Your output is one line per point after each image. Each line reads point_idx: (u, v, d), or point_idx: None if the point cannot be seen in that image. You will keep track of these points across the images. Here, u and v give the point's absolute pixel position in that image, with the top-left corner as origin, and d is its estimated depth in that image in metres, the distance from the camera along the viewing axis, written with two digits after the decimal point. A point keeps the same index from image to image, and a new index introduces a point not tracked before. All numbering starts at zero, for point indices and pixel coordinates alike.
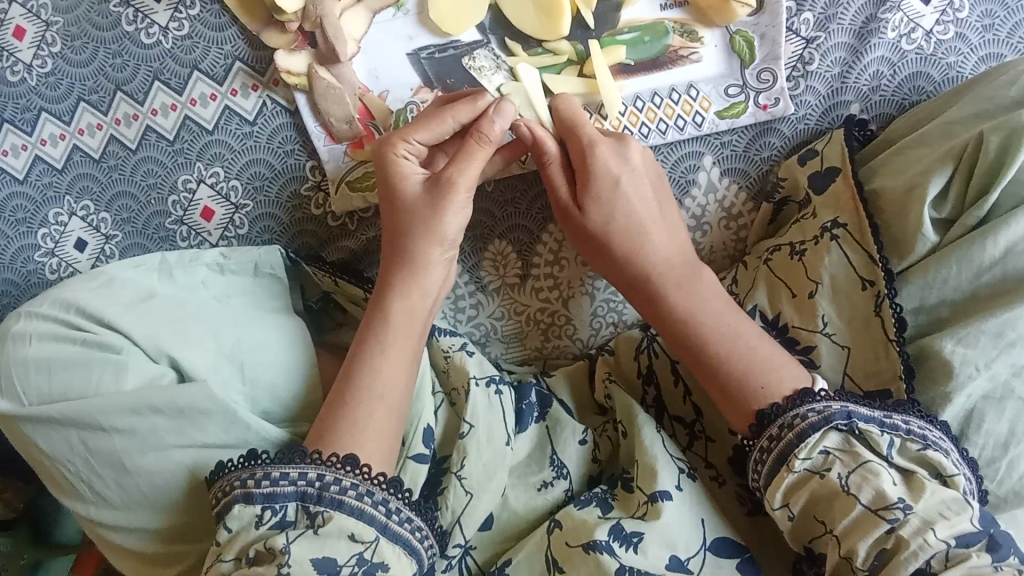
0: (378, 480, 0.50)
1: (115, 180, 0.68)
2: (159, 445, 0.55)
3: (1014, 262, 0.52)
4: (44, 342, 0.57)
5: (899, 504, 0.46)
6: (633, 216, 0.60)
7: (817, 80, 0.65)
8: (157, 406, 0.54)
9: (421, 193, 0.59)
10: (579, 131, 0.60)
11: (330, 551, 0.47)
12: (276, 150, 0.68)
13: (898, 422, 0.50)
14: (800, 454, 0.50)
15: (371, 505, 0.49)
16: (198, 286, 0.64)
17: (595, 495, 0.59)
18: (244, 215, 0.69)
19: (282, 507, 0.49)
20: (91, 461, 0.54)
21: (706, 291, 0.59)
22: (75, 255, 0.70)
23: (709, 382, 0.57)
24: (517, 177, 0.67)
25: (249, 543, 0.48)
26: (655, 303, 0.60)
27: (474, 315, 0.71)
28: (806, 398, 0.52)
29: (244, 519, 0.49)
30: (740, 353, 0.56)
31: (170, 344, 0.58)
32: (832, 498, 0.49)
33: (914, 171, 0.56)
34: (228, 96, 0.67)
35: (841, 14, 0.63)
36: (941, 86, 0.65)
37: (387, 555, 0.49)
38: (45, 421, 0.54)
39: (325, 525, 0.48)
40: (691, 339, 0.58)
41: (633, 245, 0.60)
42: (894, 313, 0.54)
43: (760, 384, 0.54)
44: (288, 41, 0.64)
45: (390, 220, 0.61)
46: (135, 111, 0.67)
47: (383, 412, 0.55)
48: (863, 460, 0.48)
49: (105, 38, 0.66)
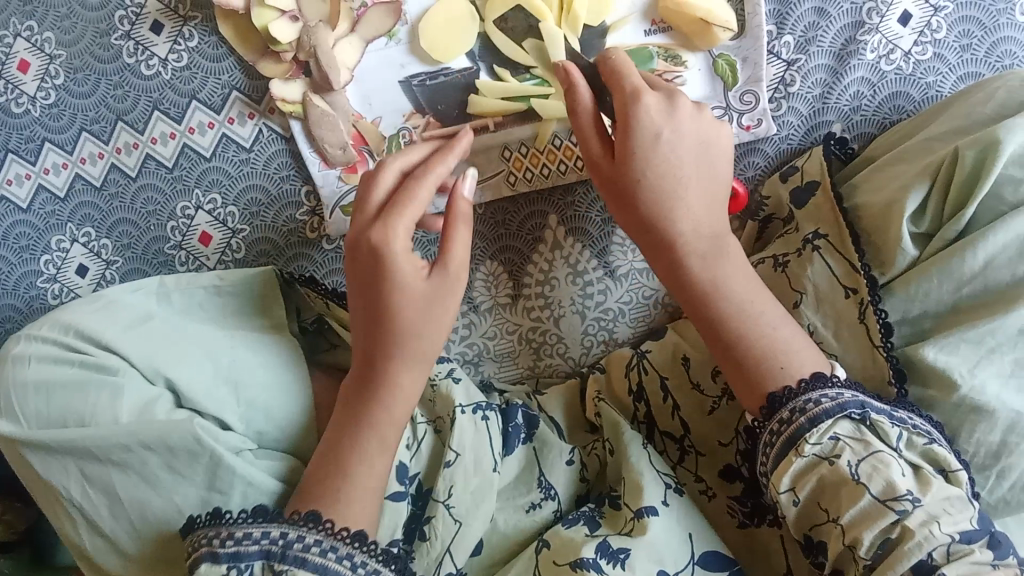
0: (343, 536, 0.51)
1: (115, 207, 0.70)
2: (153, 476, 0.56)
3: (993, 275, 0.53)
4: (42, 364, 0.58)
5: (908, 496, 0.46)
6: (667, 178, 0.56)
7: (798, 101, 0.66)
8: (149, 444, 0.55)
9: (418, 292, 0.56)
10: (624, 82, 0.57)
11: None
12: (272, 175, 0.69)
13: (905, 416, 0.51)
14: (811, 438, 0.50)
15: (335, 561, 0.50)
16: (195, 308, 0.65)
17: (582, 514, 0.59)
18: (240, 239, 0.71)
19: (247, 566, 0.49)
20: (87, 487, 0.56)
21: (732, 265, 0.57)
22: (76, 280, 0.71)
23: (725, 355, 0.56)
24: (508, 200, 0.69)
25: None
26: (677, 268, 0.58)
27: (467, 335, 0.72)
28: (823, 383, 0.52)
29: None
30: (761, 333, 0.55)
31: (166, 365, 0.59)
32: (841, 485, 0.48)
33: (894, 186, 0.57)
34: (226, 124, 0.69)
35: (820, 36, 0.65)
36: (921, 104, 0.66)
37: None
38: (42, 446, 0.55)
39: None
40: (714, 308, 0.56)
41: (664, 206, 0.57)
42: (879, 317, 0.55)
43: (778, 364, 0.54)
44: (283, 70, 0.66)
45: (372, 326, 0.57)
46: (135, 140, 0.69)
47: (371, 498, 0.54)
48: (874, 449, 0.48)
49: (107, 70, 0.68)
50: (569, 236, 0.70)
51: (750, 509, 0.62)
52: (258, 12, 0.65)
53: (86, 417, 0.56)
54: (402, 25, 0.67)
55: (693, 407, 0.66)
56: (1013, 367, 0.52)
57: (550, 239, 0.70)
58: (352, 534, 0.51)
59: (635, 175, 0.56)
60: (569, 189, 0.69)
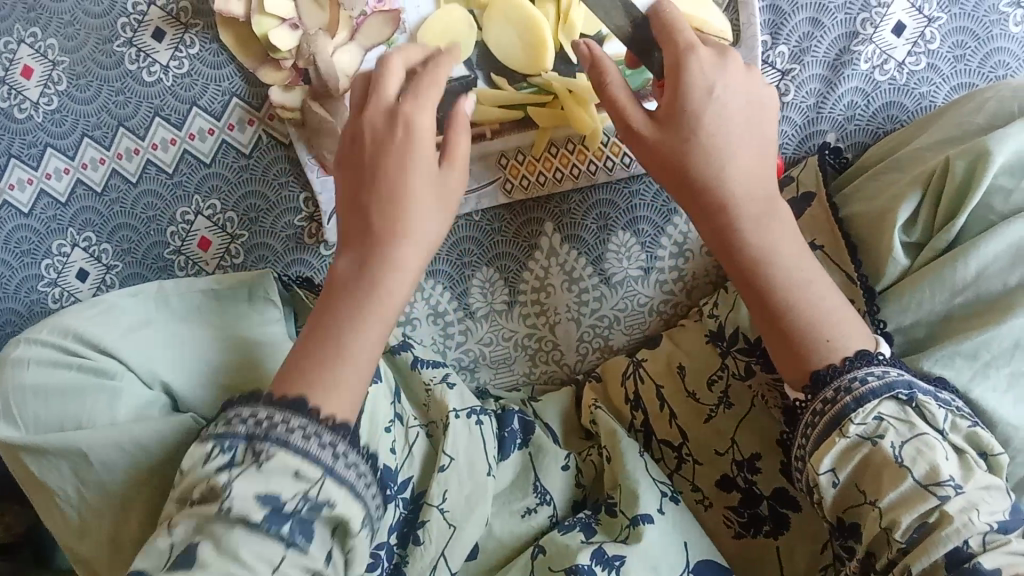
0: (327, 424, 0.48)
1: (116, 212, 0.71)
2: (145, 479, 0.57)
3: (985, 285, 0.53)
4: (41, 368, 0.58)
5: (950, 482, 0.46)
6: (719, 137, 0.56)
7: (793, 110, 0.66)
8: (140, 442, 0.56)
9: (423, 147, 0.56)
10: (676, 37, 0.56)
11: (274, 487, 0.44)
12: (271, 182, 0.70)
13: (949, 398, 0.50)
14: (856, 418, 0.49)
15: (316, 446, 0.47)
16: (194, 311, 0.66)
17: (579, 519, 0.59)
18: (239, 245, 0.71)
19: (230, 446, 0.46)
20: (82, 490, 0.56)
21: (782, 230, 0.56)
22: (77, 285, 0.72)
23: (769, 325, 0.55)
24: (504, 207, 0.70)
25: (195, 481, 0.46)
26: (726, 232, 0.56)
27: (463, 341, 0.72)
28: (869, 361, 0.51)
29: (194, 457, 0.46)
30: (809, 303, 0.54)
31: (164, 370, 0.61)
32: (883, 467, 0.48)
33: (886, 197, 0.58)
34: (225, 131, 0.69)
35: (814, 46, 0.65)
36: (914, 115, 0.66)
37: (334, 494, 0.46)
38: (39, 450, 0.55)
39: (268, 460, 0.45)
40: (761, 275, 0.55)
41: (717, 168, 0.56)
42: (876, 329, 0.56)
43: (826, 336, 0.53)
44: (283, 77, 0.67)
45: (376, 165, 0.56)
46: (136, 146, 0.70)
47: (353, 395, 0.51)
48: (919, 432, 0.48)
49: (109, 76, 0.69)
50: (565, 242, 0.71)
51: (747, 519, 0.62)
52: (257, 20, 0.65)
53: (84, 419, 0.57)
54: (401, 34, 0.68)
55: (689, 414, 0.66)
56: (1009, 381, 0.52)
57: (546, 246, 0.71)
58: (335, 423, 0.48)
59: (688, 137, 0.56)
60: (564, 198, 0.70)
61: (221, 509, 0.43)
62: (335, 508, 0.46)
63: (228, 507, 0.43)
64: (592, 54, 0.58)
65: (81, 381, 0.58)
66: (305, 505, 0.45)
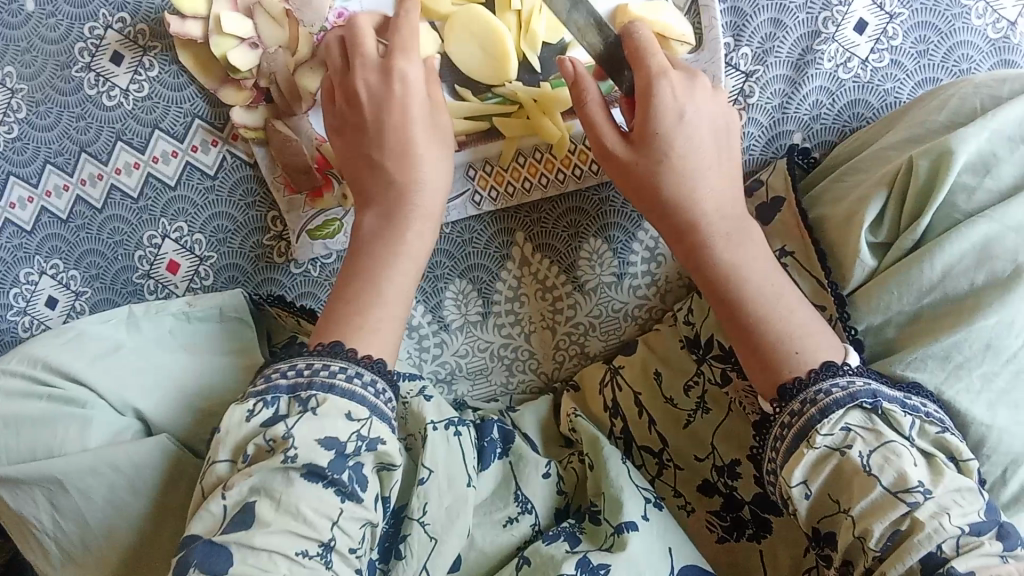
0: (365, 363, 0.53)
1: (83, 238, 0.70)
2: (122, 504, 0.56)
3: (952, 285, 0.53)
4: (8, 400, 0.58)
5: (919, 488, 0.46)
6: (687, 153, 0.58)
7: (758, 111, 0.66)
8: (117, 464, 0.55)
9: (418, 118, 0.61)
10: (646, 60, 0.58)
11: (331, 430, 0.49)
12: (238, 202, 0.69)
13: (918, 404, 0.50)
14: (823, 429, 0.50)
15: (361, 387, 0.51)
16: (164, 336, 0.65)
17: (562, 530, 0.59)
18: (208, 266, 0.70)
19: (276, 402, 0.50)
20: (58, 519, 0.55)
21: (752, 247, 0.58)
22: (46, 313, 0.71)
23: (742, 342, 0.55)
24: (475, 218, 0.69)
25: (247, 439, 0.49)
26: (700, 250, 0.58)
27: (439, 354, 0.71)
28: (831, 373, 0.51)
29: (238, 419, 0.50)
30: (778, 318, 0.55)
31: (136, 398, 0.60)
32: (854, 476, 0.48)
33: (852, 199, 0.58)
34: (189, 152, 0.69)
35: (777, 47, 0.65)
36: (880, 112, 0.66)
37: (382, 431, 0.51)
38: (11, 480, 0.55)
39: (321, 406, 0.49)
40: (733, 291, 0.56)
41: (686, 186, 0.58)
42: (848, 334, 0.55)
43: (794, 348, 0.53)
44: (244, 97, 0.66)
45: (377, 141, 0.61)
46: (99, 171, 0.69)
47: (395, 333, 0.57)
48: (886, 440, 0.48)
49: (69, 102, 0.68)
50: (537, 251, 0.70)
51: (730, 523, 0.62)
52: (215, 41, 0.64)
53: (55, 447, 0.56)
54: None
55: (667, 420, 0.65)
56: (981, 384, 0.52)
57: (518, 255, 0.70)
58: (372, 361, 0.53)
59: (658, 155, 0.58)
60: (535, 207, 0.70)
61: (286, 457, 0.47)
62: (385, 445, 0.51)
63: (292, 455, 0.47)
64: (579, 76, 0.60)
65: (51, 411, 0.57)
66: (362, 445, 0.49)
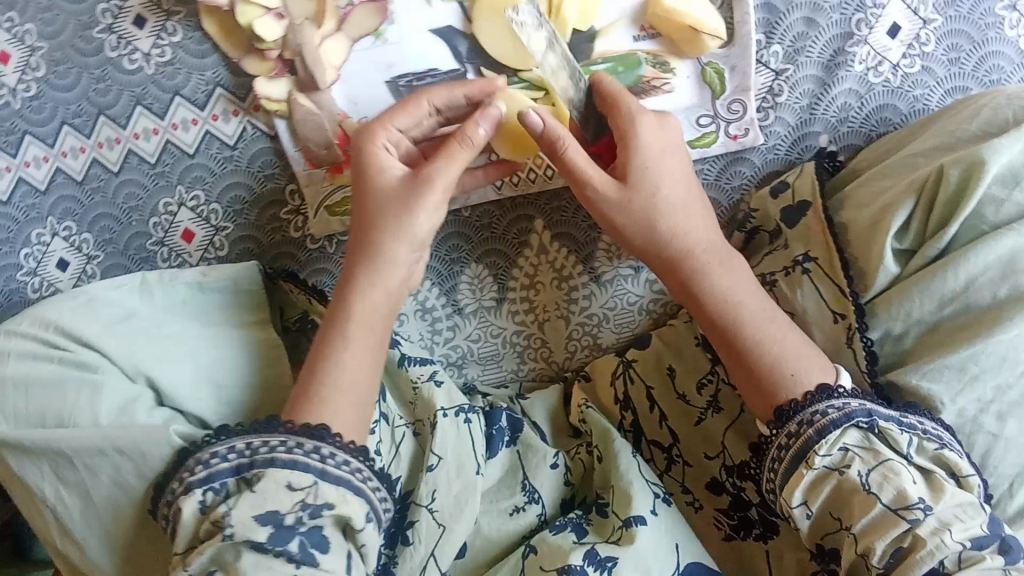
0: (304, 429, 0.52)
1: (97, 202, 0.70)
2: (127, 482, 0.55)
3: (974, 295, 0.53)
4: (22, 361, 0.58)
5: (919, 505, 0.48)
6: (675, 196, 0.61)
7: (787, 111, 0.66)
8: (120, 448, 0.54)
9: (398, 186, 0.59)
10: (621, 103, 0.60)
11: (272, 505, 0.49)
12: (257, 174, 0.69)
13: (915, 421, 0.52)
14: (821, 450, 0.52)
15: (303, 454, 0.51)
16: (178, 306, 0.64)
17: (570, 520, 0.60)
18: (224, 237, 0.70)
19: (222, 485, 0.51)
20: (61, 489, 0.56)
21: (739, 276, 0.60)
22: (57, 274, 0.71)
23: (738, 365, 0.58)
24: (494, 203, 0.68)
25: (199, 525, 0.50)
26: (693, 281, 0.60)
27: (451, 337, 0.72)
28: (827, 395, 0.53)
29: (187, 509, 0.50)
30: (773, 339, 0.57)
31: (148, 363, 0.60)
32: (853, 494, 0.50)
33: (880, 204, 0.57)
34: (209, 121, 0.68)
35: (809, 46, 0.64)
36: (907, 117, 0.66)
37: (331, 496, 0.50)
38: (18, 447, 0.55)
39: (260, 482, 0.50)
40: (728, 318, 0.59)
41: (676, 222, 0.60)
42: (865, 345, 0.56)
43: (791, 370, 0.55)
44: (268, 68, 0.66)
45: (359, 204, 0.60)
46: (117, 135, 0.68)
47: (351, 408, 0.55)
48: (883, 458, 0.50)
49: (89, 63, 0.67)
50: (556, 240, 0.70)
51: (737, 522, 0.62)
52: (240, 9, 0.63)
53: (64, 413, 0.57)
54: (389, 24, 0.66)
55: (679, 416, 0.66)
56: (993, 394, 0.53)
57: (536, 243, 0.70)
58: (315, 429, 0.52)
59: (649, 189, 0.60)
60: (555, 195, 0.68)
61: (226, 536, 0.48)
62: (334, 509, 0.50)
63: (231, 534, 0.48)
64: (551, 133, 0.58)
65: (62, 375, 0.58)
66: (306, 514, 0.50)
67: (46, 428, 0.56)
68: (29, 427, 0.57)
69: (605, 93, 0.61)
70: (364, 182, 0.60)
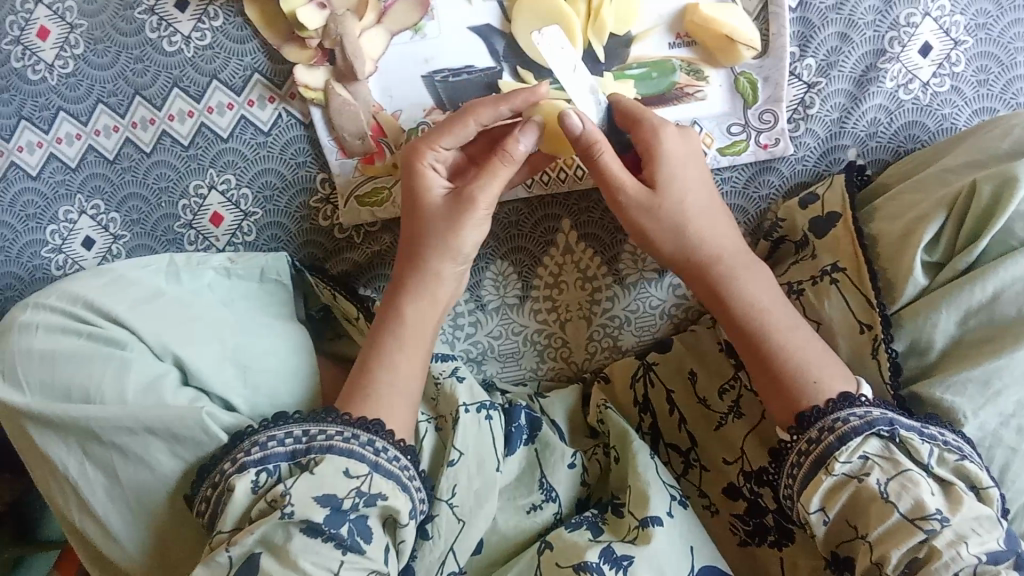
0: (360, 424, 0.54)
1: (127, 181, 0.70)
2: (153, 462, 0.55)
3: (1001, 307, 0.54)
4: (50, 334, 0.58)
5: (936, 515, 0.48)
6: (703, 204, 0.62)
7: (816, 123, 0.68)
8: (152, 428, 0.54)
9: (442, 206, 0.61)
10: (643, 119, 0.61)
11: (329, 488, 0.51)
12: (289, 161, 0.69)
13: (936, 432, 0.52)
14: (841, 456, 0.52)
15: (360, 446, 0.53)
16: (204, 289, 0.65)
17: (585, 518, 0.60)
18: (252, 223, 0.70)
19: (276, 468, 0.52)
20: (86, 465, 0.55)
21: (759, 283, 0.61)
22: (82, 253, 0.71)
23: (761, 370, 0.58)
24: (523, 201, 0.69)
25: (251, 505, 0.51)
26: (719, 285, 0.61)
27: (473, 333, 0.72)
28: (849, 403, 0.53)
29: (240, 487, 0.52)
30: (795, 347, 0.57)
31: (175, 343, 0.59)
32: (871, 502, 0.51)
33: (911, 217, 0.59)
34: (245, 106, 0.68)
35: (842, 61, 0.66)
36: (935, 136, 0.68)
37: (384, 487, 0.52)
38: (45, 420, 0.55)
39: (320, 466, 0.51)
40: (752, 325, 0.59)
41: (704, 228, 0.62)
42: (890, 356, 0.56)
43: (812, 376, 0.56)
44: (308, 56, 0.67)
45: (408, 221, 0.63)
46: (152, 116, 0.69)
47: (405, 403, 0.58)
48: (903, 468, 0.50)
49: (128, 43, 0.68)
50: (581, 240, 0.70)
51: (752, 528, 0.62)
52: None
53: (90, 390, 0.56)
54: (429, 20, 0.67)
55: (699, 420, 0.67)
56: (1015, 408, 0.53)
57: (562, 243, 0.70)
58: (368, 422, 0.54)
59: (674, 198, 0.61)
60: (584, 195, 0.69)
61: (284, 513, 0.49)
62: (386, 500, 0.52)
63: (289, 512, 0.49)
64: (590, 137, 0.58)
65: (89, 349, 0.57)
66: (361, 501, 0.51)
67: (71, 403, 0.56)
68: (53, 401, 0.56)
69: (623, 109, 0.62)
70: (413, 201, 0.62)
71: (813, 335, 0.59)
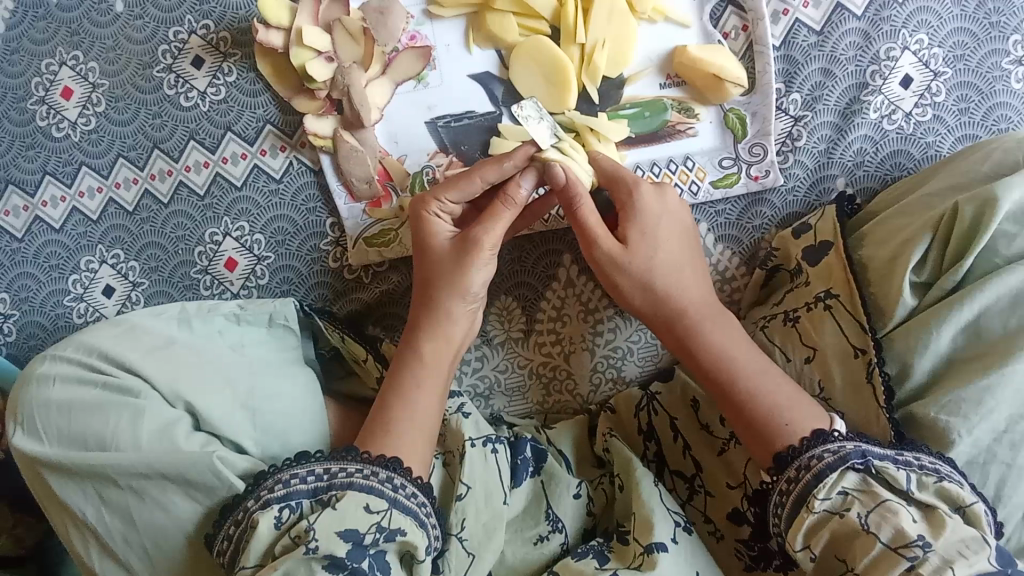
0: (379, 462, 0.55)
1: (146, 231, 0.72)
2: (169, 506, 0.55)
3: (986, 325, 0.56)
4: (66, 384, 0.58)
5: (918, 542, 0.48)
6: (670, 257, 0.63)
7: (805, 155, 0.71)
8: (166, 474, 0.54)
9: (450, 250, 0.64)
10: (619, 177, 0.64)
11: (351, 524, 0.52)
12: (299, 207, 0.72)
13: (911, 458, 0.53)
14: (820, 494, 0.52)
15: (378, 483, 0.54)
16: (215, 335, 0.65)
17: (591, 548, 0.61)
18: (265, 266, 0.72)
19: (298, 504, 0.54)
20: (103, 512, 0.56)
21: (728, 328, 0.62)
22: (102, 300, 0.73)
23: (736, 416, 0.59)
24: (525, 238, 0.73)
25: (276, 541, 0.53)
26: (685, 335, 0.62)
27: (479, 367, 0.74)
28: (823, 439, 0.54)
29: (263, 523, 0.53)
30: (765, 388, 0.58)
31: (188, 390, 0.59)
32: (854, 537, 0.51)
33: (899, 240, 0.61)
34: (258, 155, 0.72)
35: (826, 95, 0.70)
36: (921, 163, 0.70)
37: (403, 523, 0.54)
38: (65, 469, 0.56)
39: (340, 502, 0.53)
40: (722, 372, 0.60)
41: (669, 279, 0.63)
42: (883, 378, 0.57)
43: (783, 419, 0.56)
44: (317, 106, 0.70)
45: (417, 269, 0.65)
46: (169, 167, 0.72)
47: (424, 439, 0.60)
48: (881, 499, 0.51)
49: (147, 100, 0.72)
50: (582, 274, 0.73)
51: (757, 553, 0.63)
52: (295, 51, 0.69)
53: (106, 439, 0.56)
54: (431, 70, 0.71)
55: (702, 447, 0.68)
56: (1008, 424, 0.54)
57: (564, 277, 0.73)
58: (386, 461, 0.55)
59: (648, 250, 0.63)
60: None
61: (309, 549, 0.50)
62: (406, 535, 0.53)
63: (314, 547, 0.50)
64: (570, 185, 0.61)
65: (104, 398, 0.57)
66: (381, 537, 0.53)
67: (87, 452, 0.56)
68: (71, 450, 0.56)
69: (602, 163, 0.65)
70: (422, 249, 0.65)
71: (784, 371, 0.61)
